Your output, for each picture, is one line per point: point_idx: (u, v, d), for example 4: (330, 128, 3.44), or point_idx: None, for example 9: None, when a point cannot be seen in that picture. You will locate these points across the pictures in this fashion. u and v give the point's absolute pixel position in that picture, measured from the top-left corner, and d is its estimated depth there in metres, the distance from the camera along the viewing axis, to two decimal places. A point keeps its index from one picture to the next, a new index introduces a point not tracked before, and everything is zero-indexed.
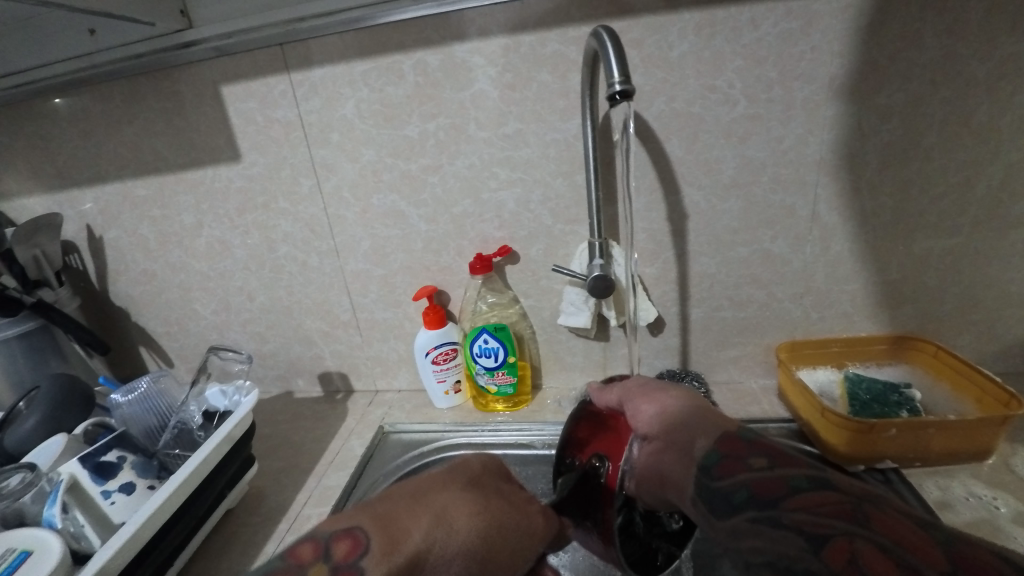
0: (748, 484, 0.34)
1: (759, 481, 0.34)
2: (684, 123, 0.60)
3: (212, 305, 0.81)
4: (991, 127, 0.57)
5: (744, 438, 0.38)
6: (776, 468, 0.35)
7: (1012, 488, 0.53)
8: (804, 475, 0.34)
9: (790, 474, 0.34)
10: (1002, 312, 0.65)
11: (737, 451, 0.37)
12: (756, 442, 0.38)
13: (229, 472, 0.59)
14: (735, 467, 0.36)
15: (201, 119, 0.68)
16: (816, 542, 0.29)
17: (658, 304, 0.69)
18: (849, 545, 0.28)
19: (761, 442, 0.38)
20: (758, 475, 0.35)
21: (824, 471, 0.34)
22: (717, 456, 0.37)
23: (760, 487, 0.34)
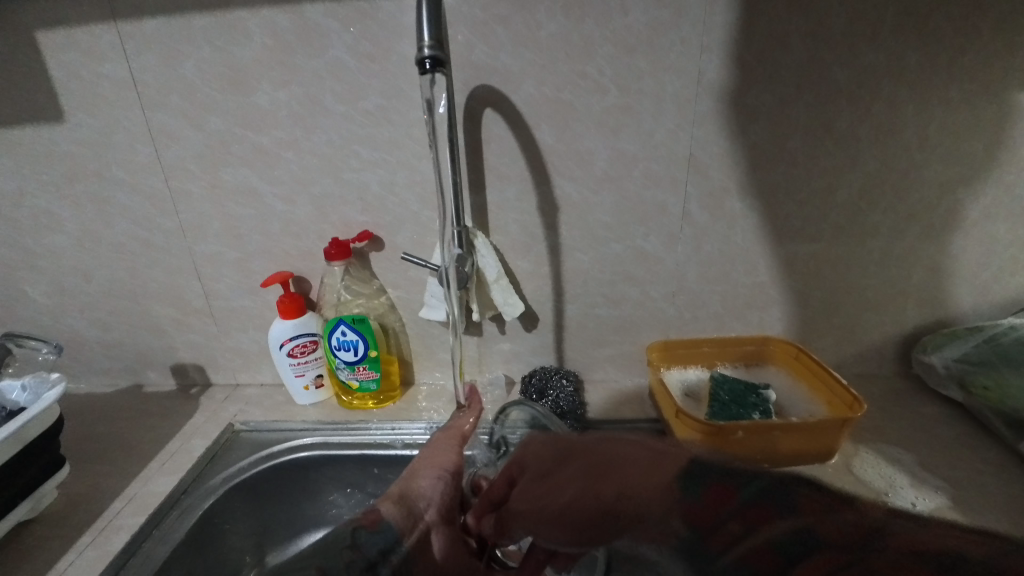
0: (739, 568, 0.28)
1: (750, 558, 0.28)
2: (553, 109, 0.57)
3: (42, 287, 0.70)
4: (852, 134, 0.58)
5: (693, 494, 0.30)
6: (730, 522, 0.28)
7: (847, 488, 0.54)
8: (784, 530, 0.27)
9: (770, 538, 0.27)
10: (859, 317, 0.66)
11: (705, 521, 0.29)
12: (707, 494, 0.29)
13: (19, 479, 0.52)
14: (715, 541, 0.29)
15: (14, 68, 0.59)
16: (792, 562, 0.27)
17: (532, 299, 0.66)
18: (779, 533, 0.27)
19: (717, 488, 0.29)
20: (743, 549, 0.28)
21: (800, 515, 0.27)
22: (693, 535, 0.30)
23: (758, 565, 0.27)
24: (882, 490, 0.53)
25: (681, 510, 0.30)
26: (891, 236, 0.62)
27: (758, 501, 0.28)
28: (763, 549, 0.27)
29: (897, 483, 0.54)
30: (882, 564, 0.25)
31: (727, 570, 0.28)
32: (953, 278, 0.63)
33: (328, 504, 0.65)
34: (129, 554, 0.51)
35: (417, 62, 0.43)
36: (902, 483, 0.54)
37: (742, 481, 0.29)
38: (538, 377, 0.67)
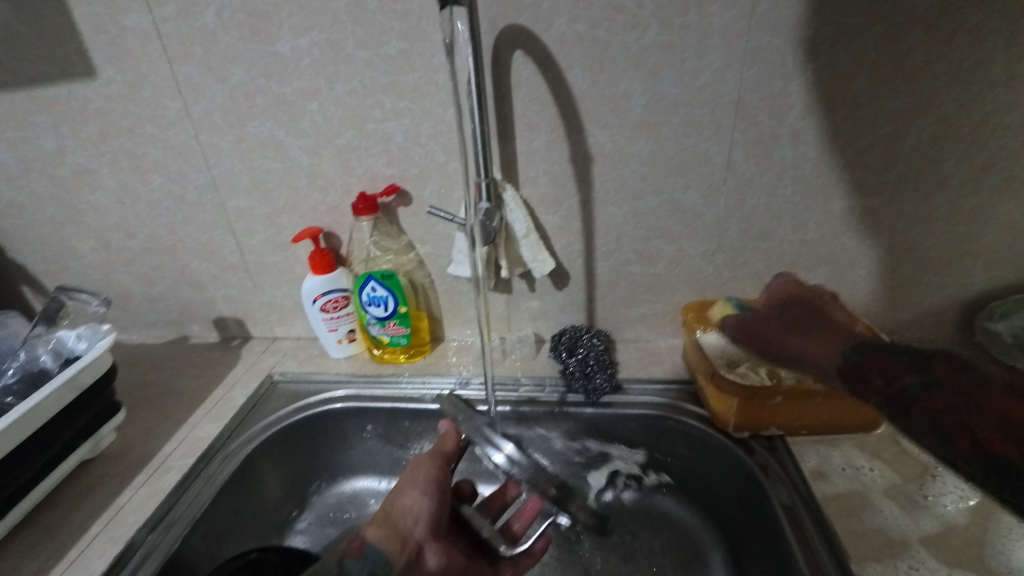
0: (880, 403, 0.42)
1: (889, 398, 0.41)
2: (587, 50, 0.53)
3: (90, 242, 0.73)
4: (928, 71, 0.51)
5: (855, 363, 0.45)
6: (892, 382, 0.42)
7: (891, 459, 0.51)
8: (917, 380, 0.41)
9: (905, 384, 0.42)
10: (918, 278, 0.61)
11: (860, 377, 0.44)
12: (869, 365, 0.44)
13: (79, 421, 0.56)
14: (864, 393, 0.43)
15: (44, 23, 0.59)
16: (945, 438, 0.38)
17: (561, 255, 0.64)
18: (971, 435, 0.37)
19: (873, 359, 0.44)
20: (884, 390, 0.42)
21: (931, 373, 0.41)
22: (846, 386, 0.45)
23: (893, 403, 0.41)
24: (931, 464, 0.50)
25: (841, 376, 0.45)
26: (963, 189, 0.56)
27: (904, 368, 0.42)
28: (902, 391, 0.41)
29: None
30: (988, 398, 0.39)
31: (906, 407, 0.40)
32: None
33: (361, 452, 0.68)
34: (178, 495, 0.55)
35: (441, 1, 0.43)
36: None
37: (896, 354, 0.44)
38: (568, 336, 0.66)
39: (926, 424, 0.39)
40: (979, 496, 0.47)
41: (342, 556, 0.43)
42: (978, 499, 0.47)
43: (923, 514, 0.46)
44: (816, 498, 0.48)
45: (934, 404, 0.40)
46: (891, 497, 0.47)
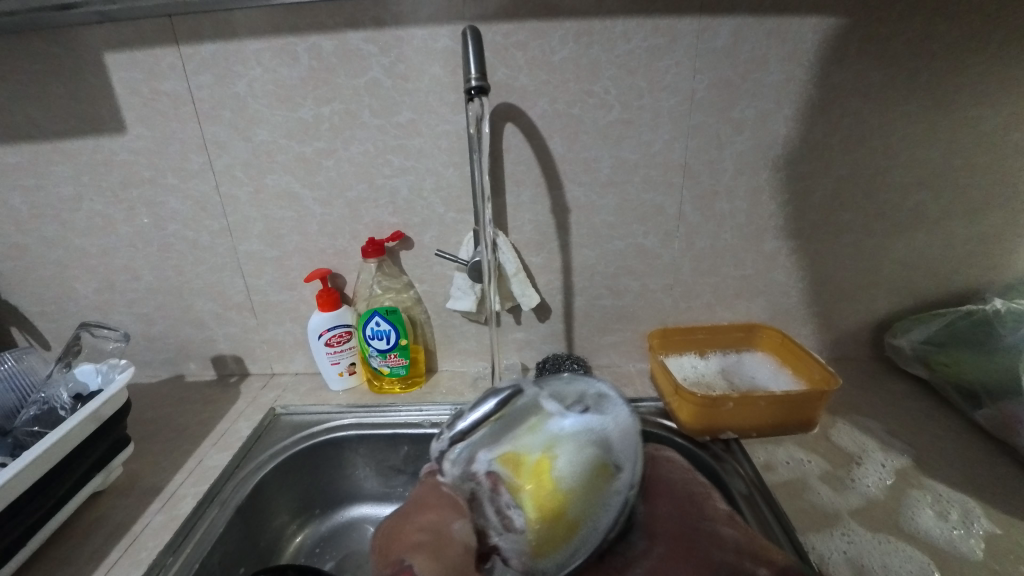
0: (798, 572, 0.44)
1: (801, 566, 0.45)
2: (565, 122, 0.65)
3: (93, 284, 0.77)
4: (824, 145, 0.66)
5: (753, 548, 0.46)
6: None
7: (824, 452, 0.62)
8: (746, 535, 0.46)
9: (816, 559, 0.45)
10: (832, 306, 0.75)
11: (774, 550, 0.46)
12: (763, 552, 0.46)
13: (99, 450, 0.59)
14: (771, 552, 0.46)
15: (82, 86, 0.65)
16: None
17: (543, 291, 0.74)
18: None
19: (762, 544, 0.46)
20: (800, 563, 0.44)
21: None
22: (757, 542, 0.44)
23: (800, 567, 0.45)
24: (855, 453, 0.61)
25: (761, 554, 0.45)
26: (860, 234, 0.71)
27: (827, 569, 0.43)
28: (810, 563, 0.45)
29: (868, 448, 0.62)
30: None
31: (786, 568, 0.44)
32: (915, 270, 0.72)
33: (360, 478, 0.72)
34: (194, 522, 0.57)
35: (468, 100, 0.53)
36: (873, 446, 0.62)
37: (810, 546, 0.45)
38: (552, 362, 0.75)
39: None
40: (893, 476, 0.58)
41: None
42: (893, 478, 0.58)
43: (851, 493, 0.56)
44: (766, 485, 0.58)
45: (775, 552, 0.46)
46: (826, 482, 0.58)
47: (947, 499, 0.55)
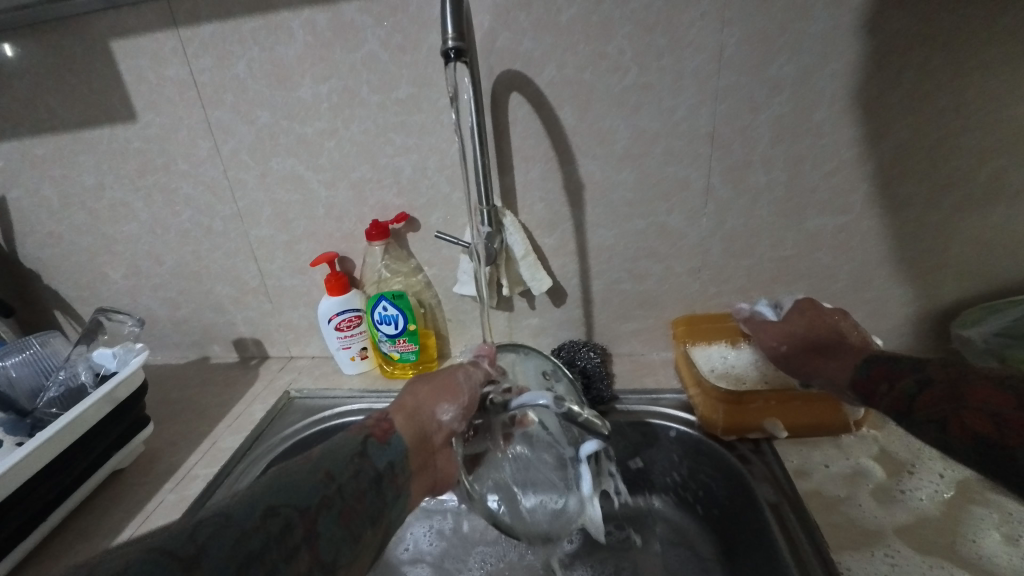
0: (894, 404, 0.46)
1: (920, 399, 0.44)
2: (576, 90, 0.59)
3: (122, 270, 0.80)
4: (880, 104, 0.56)
5: (867, 374, 0.50)
6: (895, 387, 0.46)
7: (869, 458, 0.55)
8: (914, 381, 0.45)
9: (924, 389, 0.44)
10: (887, 290, 0.66)
11: (875, 386, 0.48)
12: (875, 375, 0.49)
13: (117, 430, 0.61)
14: (897, 390, 0.46)
15: (93, 76, 0.66)
16: (943, 428, 0.41)
17: (558, 275, 0.70)
18: (962, 420, 0.39)
19: (879, 370, 0.49)
20: (893, 395, 0.46)
21: (924, 372, 0.45)
22: (865, 378, 0.49)
23: (925, 402, 0.43)
24: (908, 461, 0.54)
25: (860, 386, 0.50)
26: (924, 208, 0.61)
27: (917, 376, 0.46)
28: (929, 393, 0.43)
29: (923, 455, 0.55)
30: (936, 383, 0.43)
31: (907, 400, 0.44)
32: (992, 249, 0.62)
33: None
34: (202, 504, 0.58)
35: (444, 59, 0.47)
36: (929, 455, 0.55)
37: (895, 364, 0.48)
38: (567, 349, 0.70)
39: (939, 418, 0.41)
40: (953, 490, 0.50)
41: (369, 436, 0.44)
42: (952, 492, 0.50)
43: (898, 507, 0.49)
44: (797, 493, 0.52)
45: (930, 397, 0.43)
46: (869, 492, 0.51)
47: (1015, 518, 0.47)
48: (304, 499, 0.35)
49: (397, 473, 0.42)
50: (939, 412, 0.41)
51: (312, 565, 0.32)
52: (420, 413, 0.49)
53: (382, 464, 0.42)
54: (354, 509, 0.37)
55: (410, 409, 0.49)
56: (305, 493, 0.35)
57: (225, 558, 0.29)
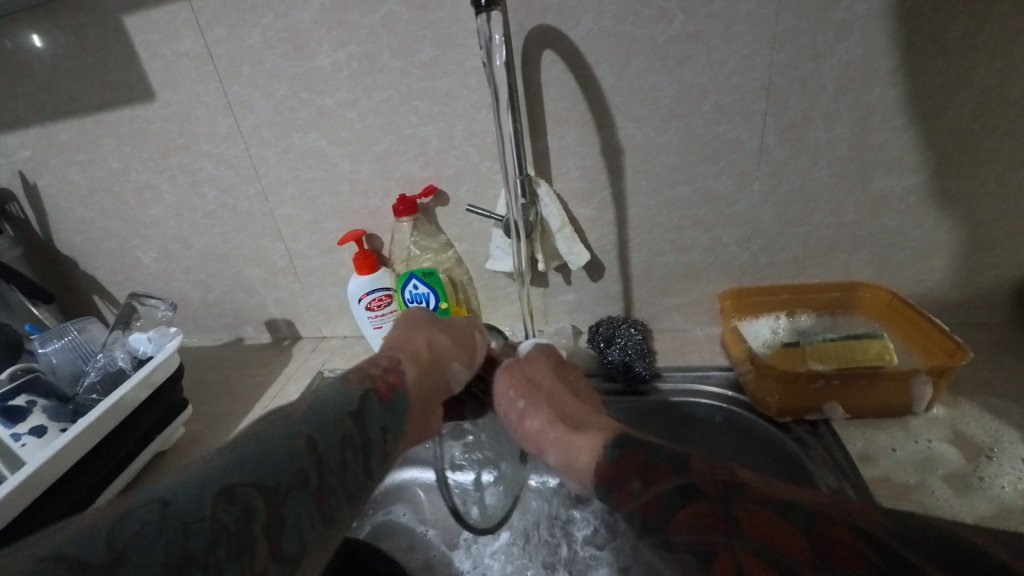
0: (637, 513, 0.38)
1: (645, 507, 0.37)
2: (614, 44, 0.54)
3: (153, 254, 0.79)
4: (967, 44, 0.49)
5: (614, 459, 0.42)
6: (649, 488, 0.38)
7: (943, 441, 0.51)
8: (677, 487, 0.37)
9: (662, 492, 0.37)
10: (963, 257, 0.59)
11: (616, 477, 0.41)
12: (624, 461, 0.41)
13: (156, 414, 0.61)
14: (622, 496, 0.40)
15: (108, 54, 0.63)
16: (705, 562, 0.34)
17: (595, 248, 0.66)
18: (734, 559, 0.33)
19: (630, 455, 0.41)
20: (639, 500, 0.38)
21: (688, 478, 0.37)
22: (614, 465, 0.42)
23: (647, 512, 0.37)
24: (986, 446, 0.50)
25: (607, 469, 0.42)
26: (1013, 163, 0.54)
27: (660, 465, 0.39)
28: (656, 501, 0.37)
29: (1003, 438, 0.51)
30: (744, 515, 0.34)
31: (631, 515, 0.38)
32: None
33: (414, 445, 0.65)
34: None
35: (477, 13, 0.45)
36: (1010, 437, 0.51)
37: (726, 505, 0.34)
38: (606, 326, 0.66)
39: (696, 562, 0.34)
40: None
41: (370, 393, 0.44)
42: None
43: (978, 497, 0.46)
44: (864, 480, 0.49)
45: (690, 515, 0.36)
46: (946, 480, 0.48)
47: None
48: (271, 479, 0.34)
49: (388, 439, 0.43)
50: (704, 543, 0.34)
51: (270, 559, 0.32)
52: (434, 372, 0.52)
53: (374, 425, 0.42)
54: (330, 488, 0.37)
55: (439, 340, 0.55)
56: (278, 468, 0.35)
57: (160, 557, 0.28)
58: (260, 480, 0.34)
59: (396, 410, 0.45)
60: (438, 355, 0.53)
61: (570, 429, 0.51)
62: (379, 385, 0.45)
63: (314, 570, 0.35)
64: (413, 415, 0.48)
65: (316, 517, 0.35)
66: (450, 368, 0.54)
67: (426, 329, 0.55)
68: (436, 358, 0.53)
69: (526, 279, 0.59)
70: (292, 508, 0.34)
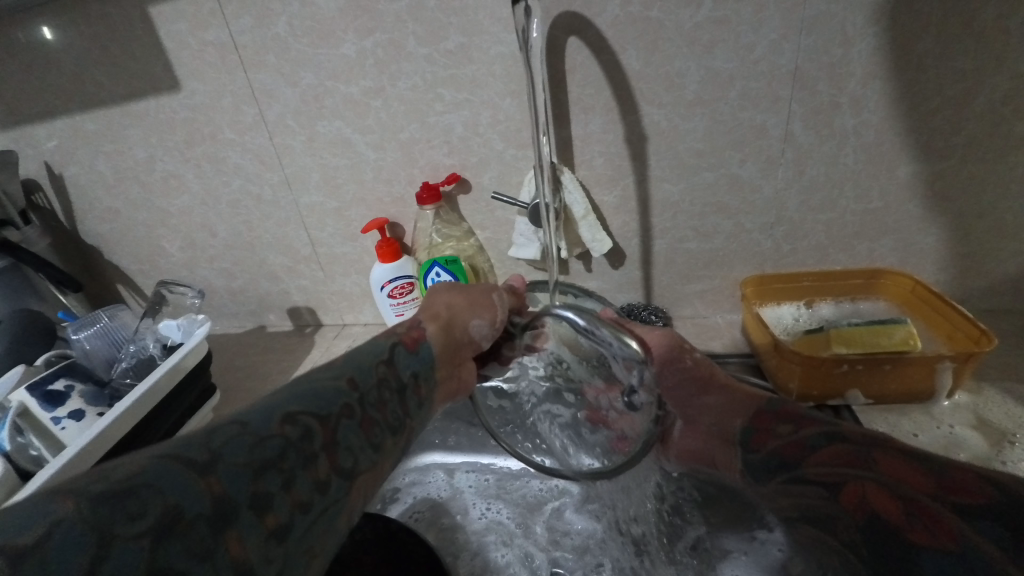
0: (776, 452, 0.38)
1: (785, 448, 0.38)
2: (641, 30, 0.54)
3: (178, 242, 0.80)
4: (1000, 27, 0.49)
5: (772, 408, 0.41)
6: (798, 430, 0.38)
7: (966, 426, 0.52)
8: (822, 431, 0.37)
9: (811, 433, 0.37)
10: (988, 244, 0.59)
11: (764, 423, 0.40)
12: (782, 410, 0.40)
13: (189, 399, 0.63)
14: (763, 438, 0.39)
15: (135, 43, 0.64)
16: (832, 492, 0.34)
17: (617, 235, 0.66)
18: (860, 489, 0.33)
19: (787, 407, 0.40)
20: (783, 440, 0.38)
21: (836, 425, 0.37)
22: (751, 431, 0.41)
23: (788, 452, 0.37)
24: (1010, 431, 0.51)
25: (753, 418, 0.41)
26: None
27: (812, 418, 0.38)
28: (802, 442, 0.37)
29: None
30: (880, 457, 0.34)
31: (769, 455, 0.38)
32: None
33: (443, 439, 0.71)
34: None
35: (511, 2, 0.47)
36: None
37: (886, 449, 0.34)
38: (628, 313, 0.67)
39: (819, 489, 0.35)
40: None
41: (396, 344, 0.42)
42: None
43: None
44: None
45: (833, 456, 0.35)
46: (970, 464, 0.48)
47: None
48: (325, 406, 0.32)
49: (421, 383, 0.41)
50: (836, 476, 0.34)
51: (333, 470, 0.30)
52: (456, 326, 0.48)
53: (405, 370, 0.40)
54: (375, 419, 0.34)
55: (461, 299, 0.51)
56: (327, 399, 0.32)
57: (244, 460, 0.26)
58: (317, 406, 0.31)
59: (423, 358, 0.43)
60: (455, 314, 0.49)
61: (702, 392, 0.45)
62: (405, 336, 0.44)
63: (363, 498, 0.32)
64: (442, 374, 0.45)
65: (364, 441, 0.33)
66: (473, 323, 0.50)
67: (444, 287, 0.52)
68: (457, 308, 0.49)
69: (549, 266, 0.60)
70: (344, 439, 0.32)
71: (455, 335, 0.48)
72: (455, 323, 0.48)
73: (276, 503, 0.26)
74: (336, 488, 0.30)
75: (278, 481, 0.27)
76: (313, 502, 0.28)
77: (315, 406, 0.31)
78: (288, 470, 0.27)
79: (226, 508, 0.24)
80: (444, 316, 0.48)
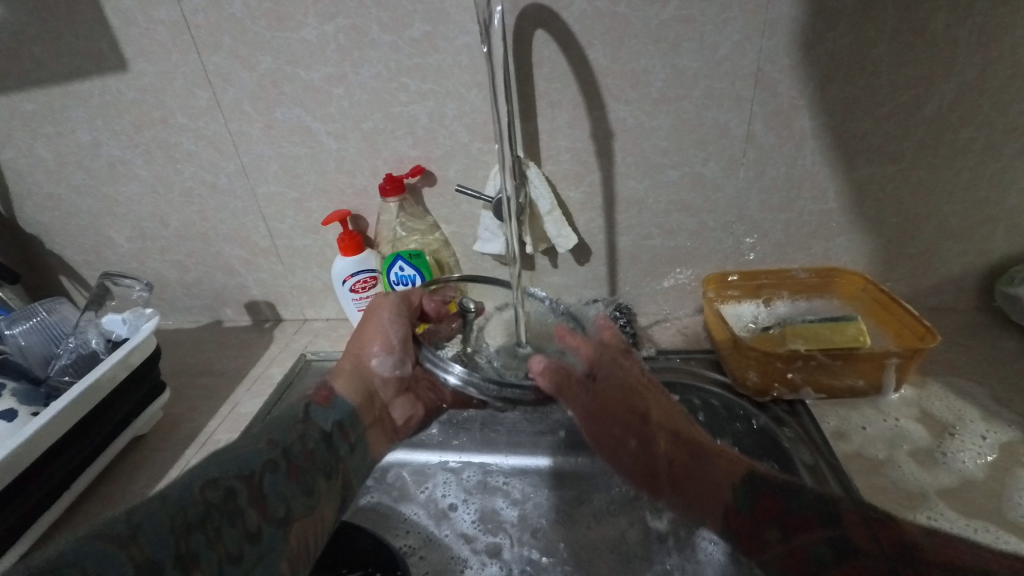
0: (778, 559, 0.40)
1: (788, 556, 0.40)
2: (607, 25, 0.53)
3: (126, 232, 0.76)
4: (948, 38, 0.51)
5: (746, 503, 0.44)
6: (785, 537, 0.40)
7: (911, 419, 0.54)
8: (825, 541, 0.38)
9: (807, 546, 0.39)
10: (933, 246, 0.62)
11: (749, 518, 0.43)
12: (757, 506, 0.43)
13: (135, 397, 0.59)
14: (758, 544, 0.42)
15: (76, 19, 0.60)
16: None
17: (583, 231, 0.66)
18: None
19: (766, 498, 0.43)
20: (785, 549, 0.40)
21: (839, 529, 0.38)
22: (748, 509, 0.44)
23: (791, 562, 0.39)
24: (951, 423, 0.53)
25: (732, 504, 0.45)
26: (982, 156, 0.56)
27: (802, 515, 0.40)
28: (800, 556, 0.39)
29: (967, 416, 0.53)
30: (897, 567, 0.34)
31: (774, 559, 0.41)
32: None
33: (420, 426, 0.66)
34: None
35: None
36: (972, 416, 0.54)
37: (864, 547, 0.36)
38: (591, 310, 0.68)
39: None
40: (997, 452, 0.50)
41: (309, 402, 0.49)
42: (996, 455, 0.50)
43: (942, 470, 0.49)
44: (836, 456, 0.51)
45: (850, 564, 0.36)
46: (914, 456, 0.50)
47: None
48: (246, 466, 0.41)
49: (347, 428, 0.49)
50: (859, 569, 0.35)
51: (264, 519, 0.39)
52: (364, 372, 0.54)
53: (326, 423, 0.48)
54: (302, 468, 0.44)
55: (360, 342, 0.56)
56: (248, 460, 0.42)
57: (168, 525, 0.34)
58: (236, 469, 0.40)
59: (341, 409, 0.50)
60: (357, 358, 0.55)
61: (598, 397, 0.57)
62: (319, 390, 0.51)
63: (313, 532, 0.42)
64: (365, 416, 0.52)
65: (292, 486, 0.42)
66: (375, 362, 0.55)
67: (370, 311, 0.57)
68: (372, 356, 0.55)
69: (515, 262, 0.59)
70: (271, 494, 0.41)
71: (371, 391, 0.54)
72: (366, 380, 0.54)
73: (204, 561, 0.35)
74: (268, 536, 0.39)
75: (202, 540, 0.35)
76: (245, 553, 0.37)
77: (236, 466, 0.41)
78: (212, 531, 0.36)
79: (151, 566, 0.32)
80: (350, 366, 0.54)
